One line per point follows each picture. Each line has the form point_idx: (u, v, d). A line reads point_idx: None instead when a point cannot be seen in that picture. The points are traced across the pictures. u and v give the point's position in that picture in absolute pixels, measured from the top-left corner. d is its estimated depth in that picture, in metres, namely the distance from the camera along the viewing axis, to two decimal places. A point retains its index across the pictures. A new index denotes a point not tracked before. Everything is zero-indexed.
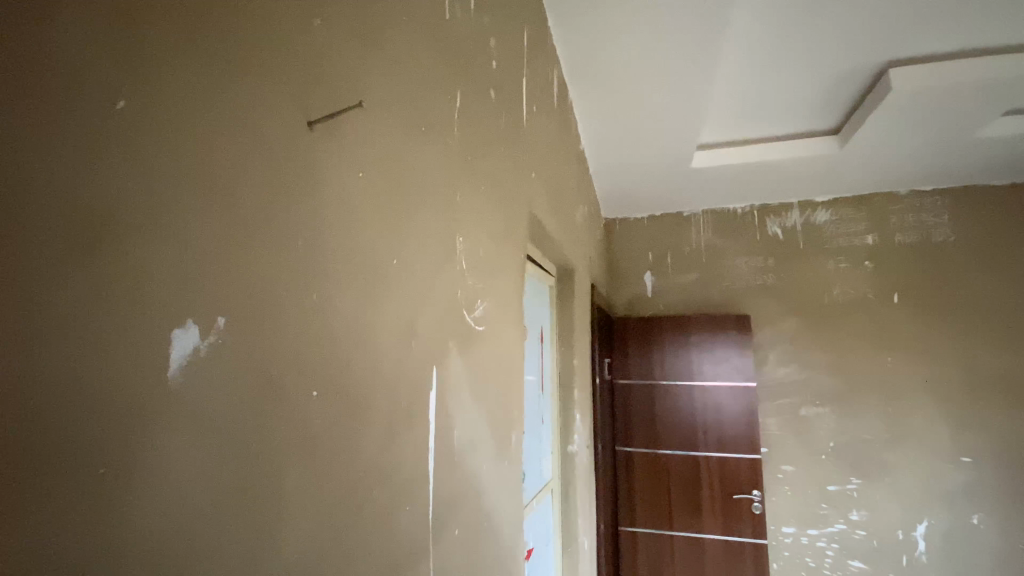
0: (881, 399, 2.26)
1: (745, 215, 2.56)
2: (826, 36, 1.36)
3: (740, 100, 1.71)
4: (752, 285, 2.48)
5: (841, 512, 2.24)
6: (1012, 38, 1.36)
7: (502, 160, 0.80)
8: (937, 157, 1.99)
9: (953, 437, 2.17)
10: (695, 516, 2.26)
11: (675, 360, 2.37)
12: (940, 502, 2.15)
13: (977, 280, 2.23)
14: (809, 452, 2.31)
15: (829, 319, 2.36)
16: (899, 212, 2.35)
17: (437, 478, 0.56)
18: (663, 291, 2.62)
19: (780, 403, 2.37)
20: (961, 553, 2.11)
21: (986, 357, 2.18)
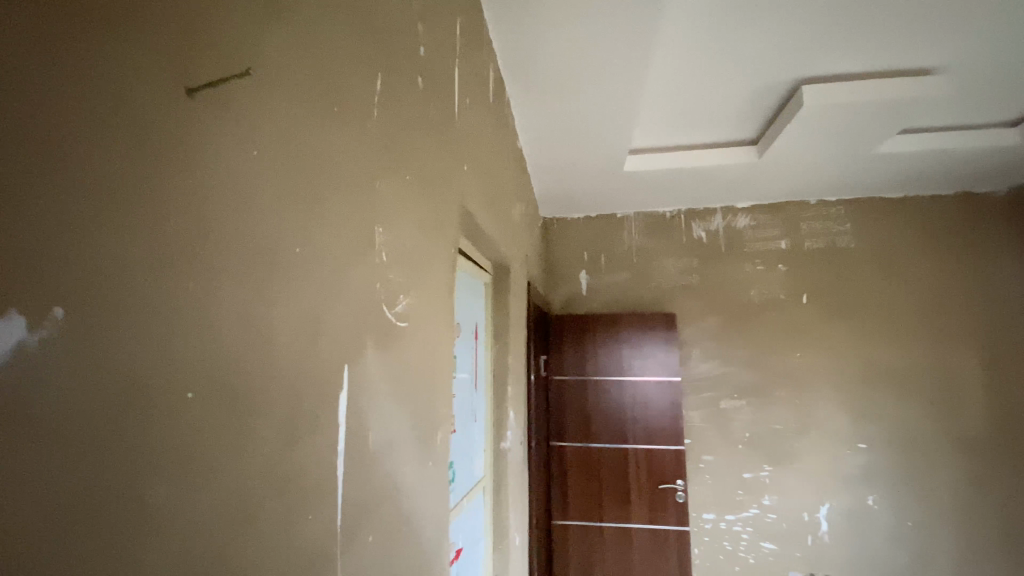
0: (791, 392, 2.45)
1: (674, 218, 2.68)
2: (750, 51, 1.44)
3: (670, 108, 1.77)
4: (679, 285, 2.61)
5: (755, 497, 2.41)
6: (905, 63, 1.50)
7: (430, 150, 0.77)
8: (841, 169, 2.18)
9: (851, 425, 2.39)
10: (624, 506, 2.33)
11: (607, 356, 2.44)
12: (840, 485, 2.35)
13: (872, 282, 2.47)
14: (728, 442, 2.46)
15: (747, 318, 2.53)
16: (809, 220, 2.55)
17: (348, 483, 0.53)
18: (597, 289, 2.69)
19: (702, 396, 2.51)
20: (857, 531, 2.33)
21: (879, 352, 2.42)
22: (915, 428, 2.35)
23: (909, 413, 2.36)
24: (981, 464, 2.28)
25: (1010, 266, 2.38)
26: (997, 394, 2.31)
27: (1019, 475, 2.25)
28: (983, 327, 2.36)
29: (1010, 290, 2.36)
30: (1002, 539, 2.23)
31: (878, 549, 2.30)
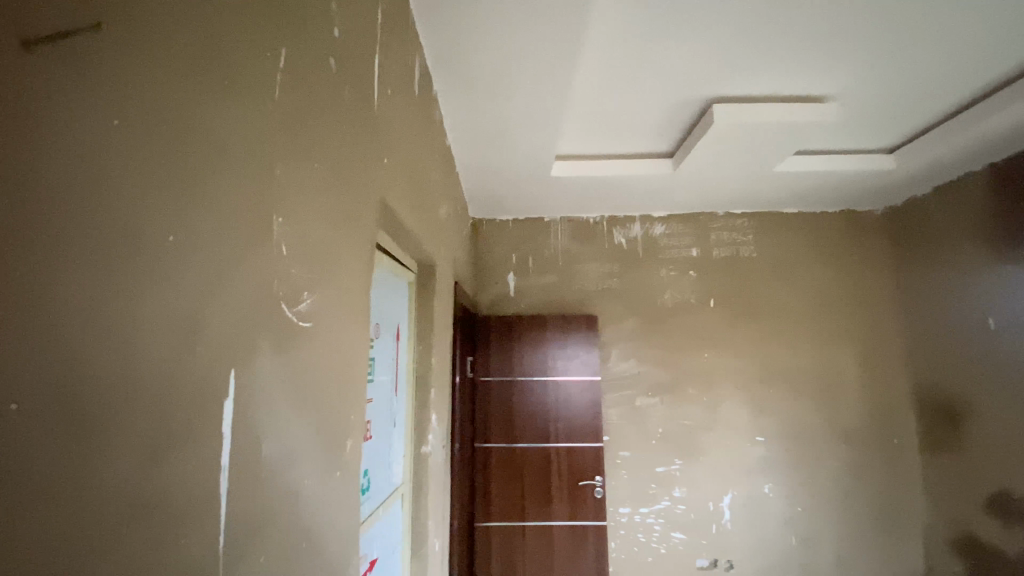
0: (699, 390, 2.62)
1: (597, 223, 2.77)
2: (669, 68, 1.52)
3: (595, 117, 1.83)
4: (601, 289, 2.70)
5: (667, 490, 2.54)
6: (801, 90, 1.66)
7: (343, 141, 0.72)
8: (746, 184, 2.37)
9: (752, 420, 2.60)
10: (546, 504, 2.37)
11: (532, 357, 2.47)
12: (741, 475, 2.55)
13: (771, 289, 2.70)
14: (643, 439, 2.58)
15: (662, 320, 2.67)
16: (718, 230, 2.75)
17: (234, 501, 0.47)
18: (523, 291, 2.71)
19: (620, 395, 2.62)
20: (755, 517, 2.53)
21: (774, 353, 2.65)
22: (805, 422, 2.59)
23: (800, 409, 2.60)
24: (857, 452, 2.57)
25: (881, 276, 2.70)
26: (871, 389, 2.61)
27: (887, 461, 2.56)
28: (860, 330, 2.66)
29: (881, 298, 2.69)
30: (873, 519, 2.52)
31: (774, 532, 2.51)
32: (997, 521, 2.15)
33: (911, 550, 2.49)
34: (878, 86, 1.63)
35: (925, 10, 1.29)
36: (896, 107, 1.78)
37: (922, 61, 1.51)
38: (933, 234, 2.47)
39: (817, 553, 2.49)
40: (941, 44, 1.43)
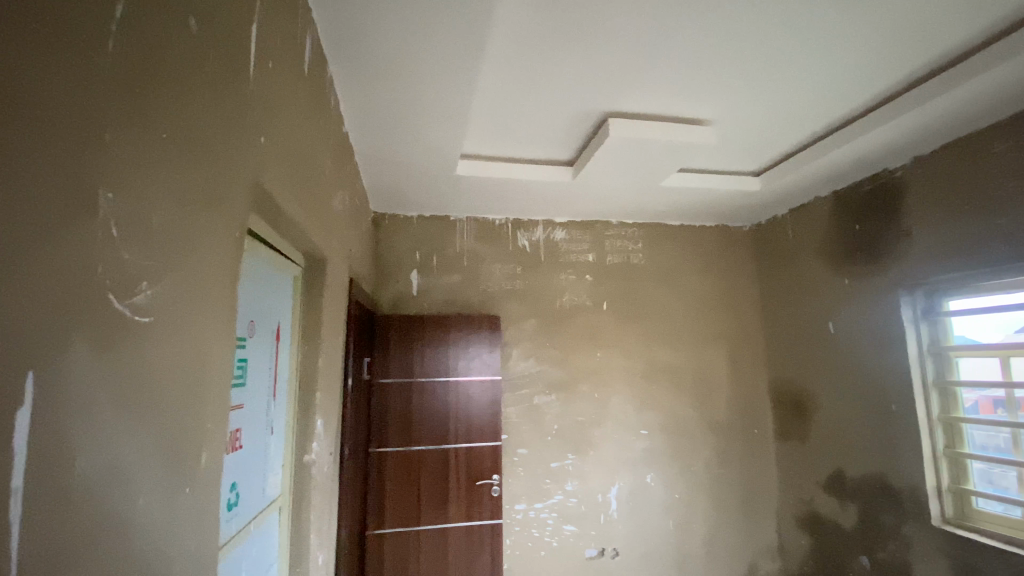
0: (592, 388, 2.76)
1: (501, 225, 2.80)
2: (572, 78, 1.57)
3: (499, 119, 1.84)
4: (504, 289, 2.74)
5: (560, 485, 2.64)
6: (686, 112, 1.81)
7: (203, 111, 0.64)
8: (638, 196, 2.54)
9: (638, 415, 2.79)
10: (442, 506, 2.33)
11: (432, 358, 2.43)
12: (627, 467, 2.73)
13: (657, 294, 2.93)
14: (539, 436, 2.65)
15: (560, 322, 2.77)
16: (612, 237, 2.92)
17: (31, 533, 0.39)
18: (425, 289, 2.66)
19: (519, 394, 2.67)
20: (639, 505, 2.71)
21: (658, 353, 2.87)
22: (684, 416, 2.84)
23: (680, 404, 2.85)
24: (726, 442, 2.87)
25: (747, 285, 3.06)
26: (737, 386, 2.94)
27: (749, 448, 2.89)
28: (730, 333, 2.99)
29: (747, 304, 3.04)
30: (737, 500, 2.82)
31: (654, 518, 2.72)
32: (833, 498, 2.51)
33: (766, 527, 2.83)
34: (748, 114, 1.84)
35: (786, 52, 1.47)
36: (762, 135, 2.01)
37: (783, 95, 1.72)
38: (788, 250, 2.84)
39: (690, 535, 2.74)
40: (798, 83, 1.64)
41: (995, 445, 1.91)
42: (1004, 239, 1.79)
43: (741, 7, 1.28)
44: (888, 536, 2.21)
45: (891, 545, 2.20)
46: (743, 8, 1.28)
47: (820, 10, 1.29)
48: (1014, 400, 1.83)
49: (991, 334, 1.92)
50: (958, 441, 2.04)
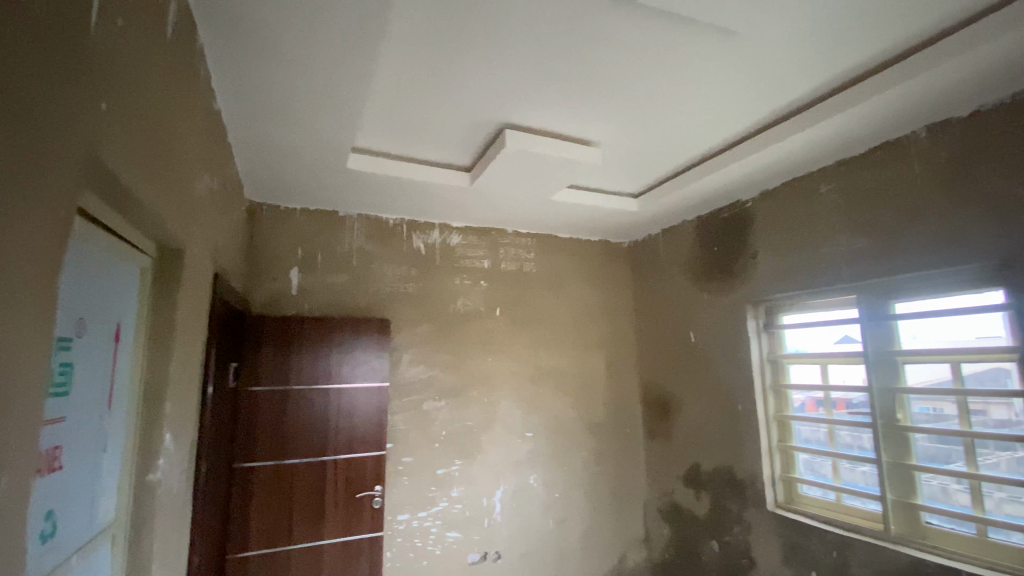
0: (481, 393, 2.78)
1: (395, 226, 2.72)
2: (469, 84, 1.59)
3: (395, 117, 1.79)
4: (395, 292, 2.65)
5: (445, 492, 2.61)
6: (577, 131, 1.93)
7: (20, 61, 0.53)
8: (531, 207, 2.63)
9: (524, 418, 2.87)
10: (317, 523, 2.17)
11: (312, 363, 2.27)
12: (512, 470, 2.79)
13: (547, 302, 3.05)
14: (426, 443, 2.60)
15: (452, 327, 2.76)
16: (507, 245, 2.99)
17: None
18: (307, 289, 2.49)
19: (406, 400, 2.59)
20: (521, 507, 2.78)
21: (546, 358, 2.99)
22: (566, 418, 2.99)
23: (564, 408, 2.99)
24: (603, 442, 3.07)
25: (626, 296, 3.32)
26: (614, 390, 3.17)
27: (623, 447, 3.12)
28: (610, 340, 3.21)
29: (625, 314, 3.30)
30: (610, 496, 3.03)
31: (535, 519, 2.81)
32: (690, 489, 2.81)
33: (634, 519, 3.08)
34: (631, 139, 2.01)
35: (661, 86, 1.64)
36: (642, 159, 2.22)
37: (660, 125, 1.90)
38: (660, 266, 3.14)
39: (568, 532, 2.88)
40: (673, 115, 1.83)
41: (817, 439, 2.25)
42: (825, 265, 2.15)
43: (628, 38, 1.39)
44: (734, 521, 2.52)
45: (736, 529, 2.51)
46: (631, 38, 1.39)
47: (694, 52, 1.46)
48: (830, 400, 2.19)
49: (816, 345, 2.27)
50: (788, 436, 2.39)
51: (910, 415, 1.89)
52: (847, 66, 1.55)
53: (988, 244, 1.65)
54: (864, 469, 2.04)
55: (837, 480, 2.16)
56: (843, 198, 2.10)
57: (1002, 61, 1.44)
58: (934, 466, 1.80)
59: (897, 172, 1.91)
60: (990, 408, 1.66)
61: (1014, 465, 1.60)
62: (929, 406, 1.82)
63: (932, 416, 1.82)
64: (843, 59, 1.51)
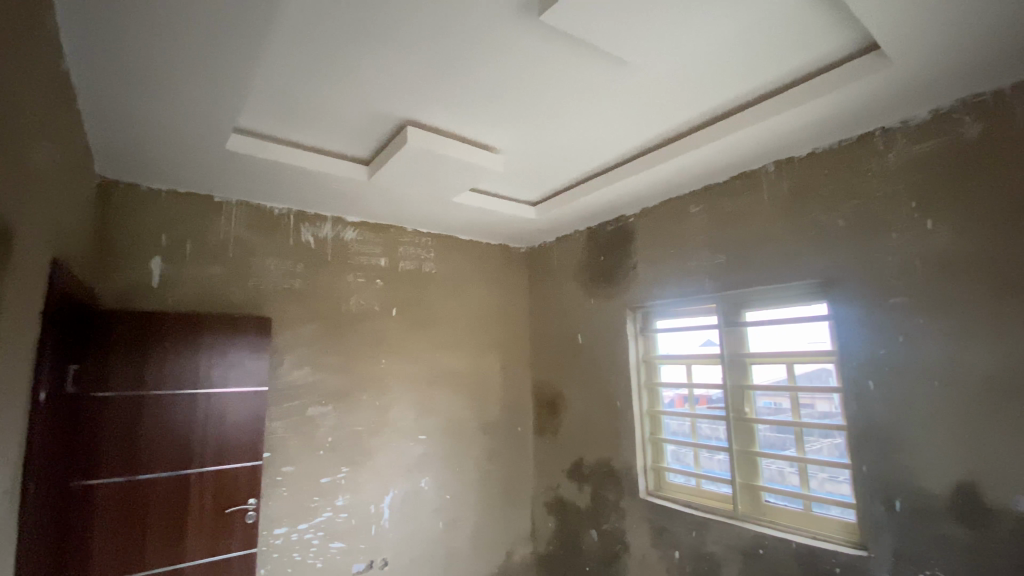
0: (373, 395, 2.69)
1: (281, 216, 2.54)
2: (371, 76, 1.55)
3: (287, 101, 1.68)
4: (278, 288, 2.47)
5: (329, 500, 2.48)
6: (479, 136, 1.97)
7: None
8: (431, 207, 2.61)
9: (417, 421, 2.84)
10: (176, 544, 1.93)
11: (176, 366, 2.02)
12: (403, 474, 2.73)
13: (444, 303, 3.05)
14: (310, 449, 2.45)
15: (343, 327, 2.64)
16: (405, 243, 2.94)
17: None
18: (172, 282, 2.21)
19: (288, 405, 2.42)
20: (411, 512, 2.74)
21: (441, 359, 2.99)
22: (460, 419, 3.01)
23: (457, 409, 3.01)
24: (494, 441, 3.14)
25: (521, 300, 3.44)
26: (507, 390, 3.26)
27: (513, 446, 3.22)
28: (504, 341, 3.30)
29: (520, 317, 3.41)
30: (500, 495, 3.11)
31: (425, 523, 2.78)
32: (574, 483, 2.98)
33: (522, 515, 3.19)
34: (530, 149, 2.10)
35: (558, 102, 1.74)
36: (539, 169, 2.33)
37: (556, 138, 2.02)
38: (553, 272, 3.30)
39: (457, 533, 2.89)
40: (569, 130, 1.95)
41: (682, 431, 2.53)
42: (693, 277, 2.43)
43: (530, 52, 1.47)
44: (611, 510, 2.73)
45: (613, 516, 2.72)
46: (537, 51, 1.46)
47: (592, 73, 1.57)
48: (694, 396, 2.48)
49: (684, 347, 2.56)
50: (658, 429, 2.66)
51: (755, 408, 2.21)
52: (713, 104, 1.79)
53: (816, 264, 1.99)
54: (720, 457, 2.34)
55: (698, 468, 2.44)
56: (708, 219, 2.40)
57: (824, 115, 1.76)
58: (773, 453, 2.12)
59: (750, 199, 2.23)
60: (816, 402, 1.99)
61: (832, 450, 1.94)
62: (771, 401, 2.14)
63: (773, 410, 2.14)
64: (714, 96, 1.73)
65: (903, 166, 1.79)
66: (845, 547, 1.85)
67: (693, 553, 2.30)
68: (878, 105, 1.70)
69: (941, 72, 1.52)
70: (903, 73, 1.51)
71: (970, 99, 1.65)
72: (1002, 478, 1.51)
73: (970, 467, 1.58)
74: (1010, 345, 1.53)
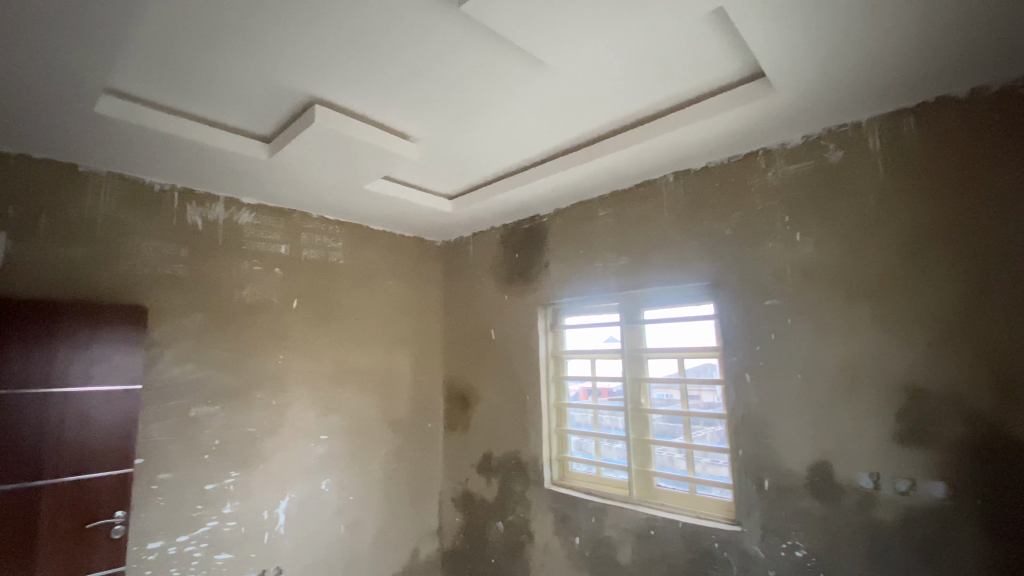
0: (268, 394, 2.49)
1: (163, 193, 2.26)
2: (275, 47, 1.42)
3: (174, 65, 1.49)
4: (157, 273, 2.19)
5: (214, 509, 2.26)
6: (394, 122, 1.89)
7: None
8: (340, 193, 2.47)
9: (318, 420, 2.67)
10: (20, 570, 1.64)
11: (22, 362, 1.71)
12: (301, 476, 2.57)
13: (351, 296, 2.90)
14: (192, 454, 2.21)
15: (235, 318, 2.41)
16: (309, 231, 2.75)
17: None
18: (19, 262, 1.87)
19: (166, 406, 2.16)
20: (309, 516, 2.58)
21: (347, 354, 2.84)
22: (366, 417, 2.89)
23: (363, 406, 2.88)
24: (402, 438, 3.06)
25: (435, 294, 3.38)
26: (417, 386, 3.19)
27: (422, 443, 3.15)
28: (416, 336, 3.22)
29: (433, 310, 3.35)
30: (407, 493, 3.03)
31: (325, 526, 2.63)
32: (482, 477, 3.00)
33: (429, 512, 3.14)
34: (447, 141, 2.06)
35: (477, 96, 1.72)
36: (455, 162, 2.30)
37: (475, 132, 2.00)
38: (467, 267, 3.29)
39: (360, 534, 2.78)
40: (488, 125, 1.94)
41: (585, 422, 2.65)
42: (599, 276, 2.55)
43: (450, 41, 1.43)
44: (517, 502, 2.79)
45: (518, 508, 2.78)
46: (457, 42, 1.43)
47: (511, 70, 1.58)
48: (597, 389, 2.60)
49: (590, 343, 2.67)
50: (563, 421, 2.75)
51: (651, 399, 2.38)
52: (624, 113, 1.88)
53: (707, 268, 2.18)
54: (618, 446, 2.48)
55: (598, 456, 2.57)
56: (615, 222, 2.53)
57: (719, 133, 1.92)
58: (665, 440, 2.30)
59: (653, 205, 2.39)
60: (702, 393, 2.19)
61: (714, 436, 2.14)
62: (664, 392, 2.32)
63: (665, 401, 2.32)
64: (625, 105, 1.82)
65: (780, 184, 2.02)
66: (723, 524, 2.05)
67: (593, 538, 2.42)
68: (763, 128, 1.89)
69: (813, 103, 1.73)
70: (784, 101, 1.69)
71: (835, 130, 1.90)
72: (849, 458, 1.77)
73: (825, 450, 1.82)
74: (857, 343, 1.79)
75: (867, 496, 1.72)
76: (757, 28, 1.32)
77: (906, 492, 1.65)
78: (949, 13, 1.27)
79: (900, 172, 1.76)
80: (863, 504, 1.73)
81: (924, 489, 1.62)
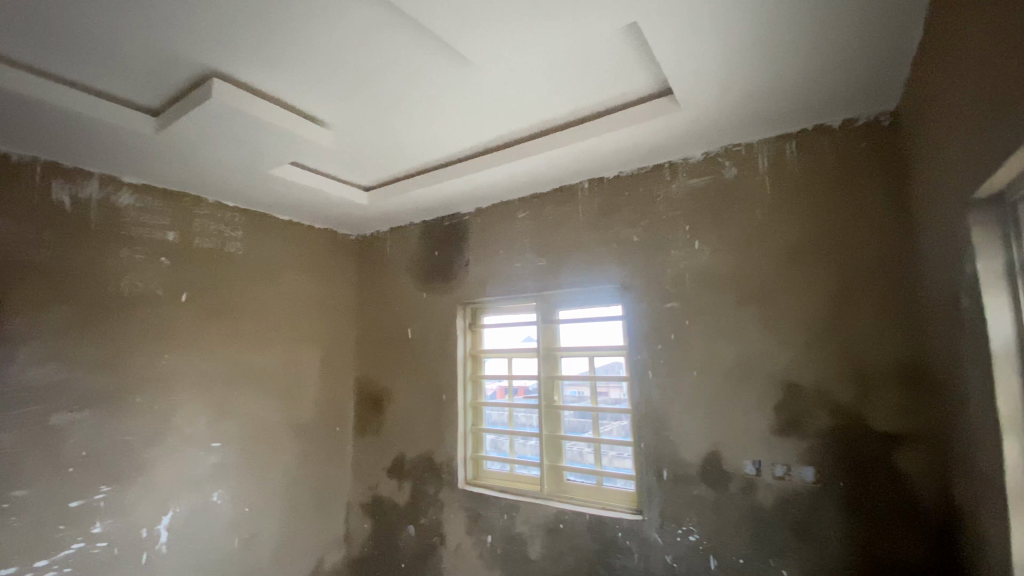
0: (150, 398, 2.22)
1: (19, 165, 1.92)
2: (168, 8, 1.26)
3: (37, 16, 1.27)
4: (7, 258, 1.86)
5: (79, 530, 1.96)
6: (305, 105, 1.76)
7: None
8: (241, 178, 2.26)
9: (210, 425, 2.43)
10: None
11: None
12: (188, 488, 2.31)
13: (251, 290, 2.67)
14: (51, 469, 1.90)
15: (110, 313, 2.11)
16: (203, 217, 2.49)
17: None
18: None
19: (18, 413, 1.84)
20: (197, 532, 2.33)
21: (245, 353, 2.61)
22: (266, 421, 2.68)
23: (263, 409, 2.67)
24: (307, 443, 2.87)
25: (347, 290, 3.21)
26: (325, 387, 3.01)
27: (328, 447, 2.98)
28: (324, 334, 3.04)
29: (344, 307, 3.19)
30: (312, 501, 2.85)
31: (216, 542, 2.39)
32: (394, 480, 2.90)
33: (335, 519, 2.98)
34: (364, 130, 1.97)
35: (397, 85, 1.66)
36: (372, 153, 2.20)
37: (395, 124, 1.93)
38: (383, 263, 3.17)
39: (257, 548, 2.56)
40: (409, 118, 1.88)
41: (500, 421, 2.67)
42: (517, 276, 2.58)
43: (371, 24, 1.36)
44: (430, 503, 2.73)
45: (431, 510, 2.73)
46: (377, 26, 1.37)
47: (434, 63, 1.54)
48: (513, 388, 2.63)
49: (506, 342, 2.69)
50: (479, 420, 2.75)
51: (563, 397, 2.45)
52: (545, 117, 1.91)
53: (618, 271, 2.29)
54: (532, 443, 2.53)
55: (512, 454, 2.60)
56: (534, 224, 2.57)
57: (633, 144, 2.02)
58: (575, 435, 2.38)
59: (570, 209, 2.46)
60: (610, 390, 2.30)
61: (619, 430, 2.27)
62: (575, 389, 2.40)
63: (577, 397, 2.40)
64: (547, 110, 1.85)
65: (684, 196, 2.17)
66: (626, 514, 2.16)
67: (506, 536, 2.44)
68: (671, 142, 2.02)
69: (715, 123, 1.88)
70: (691, 118, 1.82)
71: (730, 149, 2.08)
72: (737, 448, 1.94)
73: (717, 442, 1.98)
74: (745, 344, 1.97)
75: (750, 481, 1.90)
76: (672, 47, 1.41)
77: (782, 476, 1.85)
78: (829, 52, 1.44)
79: (783, 191, 1.97)
80: (747, 489, 1.90)
81: (797, 473, 1.82)
